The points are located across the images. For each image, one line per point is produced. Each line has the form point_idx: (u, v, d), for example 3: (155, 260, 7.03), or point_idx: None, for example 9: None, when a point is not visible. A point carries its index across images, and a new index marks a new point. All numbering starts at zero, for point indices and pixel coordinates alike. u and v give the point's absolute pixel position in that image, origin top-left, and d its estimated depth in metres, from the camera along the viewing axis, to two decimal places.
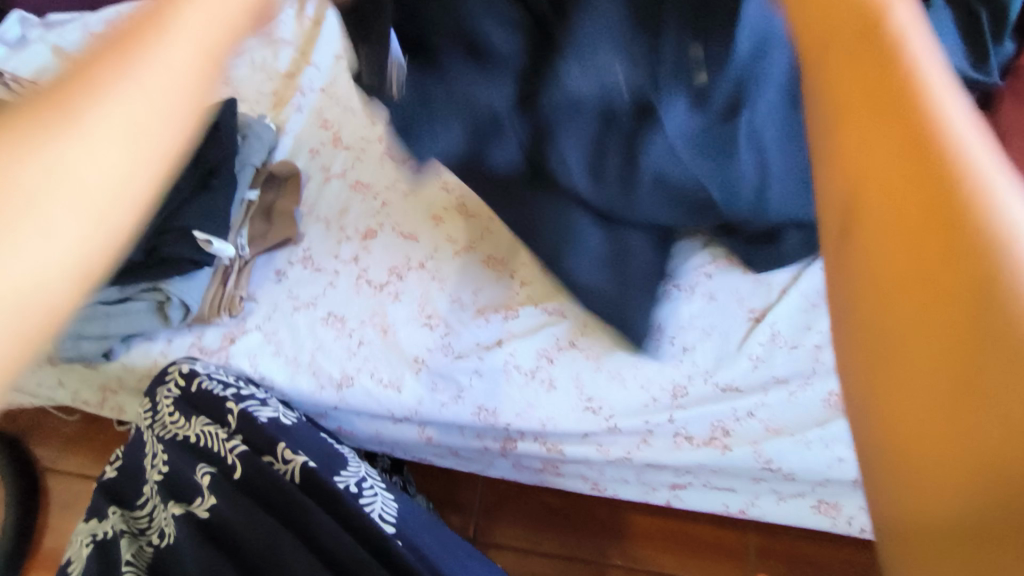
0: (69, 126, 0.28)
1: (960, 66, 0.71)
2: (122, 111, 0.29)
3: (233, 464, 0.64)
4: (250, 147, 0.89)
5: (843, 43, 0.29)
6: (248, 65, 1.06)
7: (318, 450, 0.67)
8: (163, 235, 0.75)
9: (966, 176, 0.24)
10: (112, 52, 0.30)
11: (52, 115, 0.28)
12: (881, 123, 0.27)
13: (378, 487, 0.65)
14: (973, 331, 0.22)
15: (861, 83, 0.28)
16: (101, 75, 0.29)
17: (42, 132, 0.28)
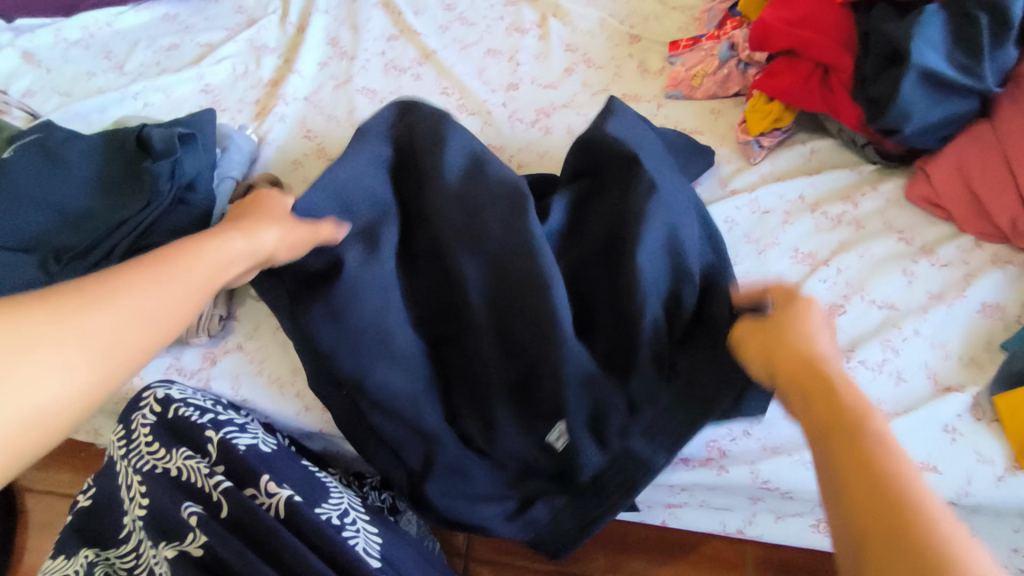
0: (81, 307, 0.41)
1: (958, 73, 0.70)
2: (122, 302, 0.42)
3: (218, 502, 0.61)
4: (230, 158, 0.87)
5: (799, 374, 0.43)
6: (228, 71, 1.03)
7: (301, 480, 0.65)
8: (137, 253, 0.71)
9: (857, 407, 0.39)
10: (155, 260, 0.47)
11: (72, 303, 0.41)
12: (804, 374, 0.43)
13: (360, 520, 0.64)
14: (886, 525, 0.33)
15: (786, 355, 0.45)
16: (115, 284, 0.43)
17: (79, 307, 0.41)
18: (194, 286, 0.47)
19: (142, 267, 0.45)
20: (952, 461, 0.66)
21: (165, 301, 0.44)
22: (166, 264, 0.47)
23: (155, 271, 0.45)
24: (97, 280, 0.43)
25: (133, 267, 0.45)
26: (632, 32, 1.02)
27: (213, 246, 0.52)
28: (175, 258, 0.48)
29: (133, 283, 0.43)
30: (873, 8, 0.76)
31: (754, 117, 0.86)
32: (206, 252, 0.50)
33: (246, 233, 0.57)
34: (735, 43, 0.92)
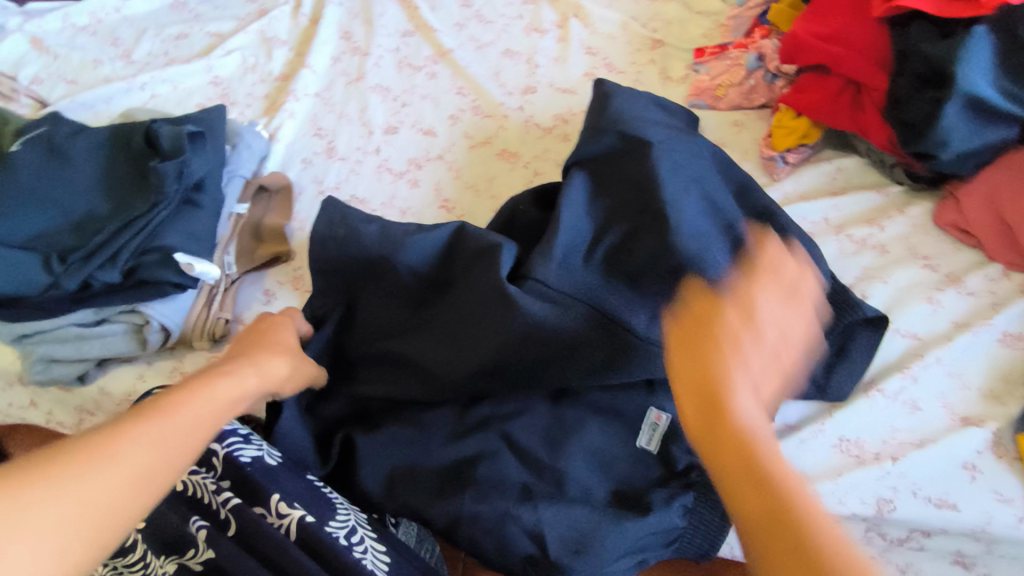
0: (96, 458, 0.35)
1: (1003, 97, 0.67)
2: (131, 453, 0.37)
3: (225, 518, 0.60)
4: (240, 157, 0.84)
5: (733, 466, 0.37)
6: (238, 63, 1.01)
7: (309, 499, 0.63)
8: (142, 256, 0.70)
9: (816, 533, 0.34)
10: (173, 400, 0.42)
11: (81, 456, 0.35)
12: (778, 536, 0.34)
13: (368, 540, 0.62)
14: None
15: (747, 490, 0.36)
16: (128, 431, 0.38)
17: (81, 464, 0.35)
18: (194, 430, 0.41)
19: (145, 409, 0.40)
20: (971, 501, 0.64)
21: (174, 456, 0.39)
22: (185, 404, 0.43)
23: (161, 411, 0.40)
24: (107, 426, 0.38)
25: (138, 412, 0.40)
26: (655, 37, 0.99)
27: (217, 387, 0.47)
28: (176, 400, 0.42)
29: (141, 435, 0.38)
30: (910, 26, 0.72)
31: (778, 132, 0.83)
32: (208, 390, 0.46)
33: (241, 372, 0.52)
34: (763, 54, 0.89)
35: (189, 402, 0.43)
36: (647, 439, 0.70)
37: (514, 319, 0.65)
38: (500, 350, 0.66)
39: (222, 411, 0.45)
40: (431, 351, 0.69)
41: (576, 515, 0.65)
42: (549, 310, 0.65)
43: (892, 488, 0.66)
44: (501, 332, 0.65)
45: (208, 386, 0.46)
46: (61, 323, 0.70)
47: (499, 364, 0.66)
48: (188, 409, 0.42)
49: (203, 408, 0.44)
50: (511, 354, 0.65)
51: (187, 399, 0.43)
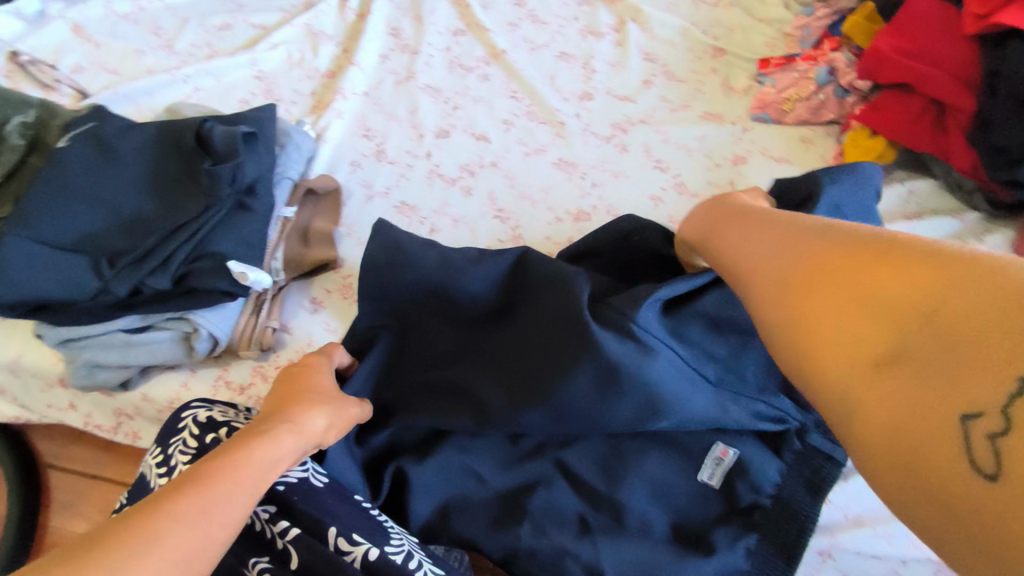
0: (148, 539, 0.36)
1: None
2: (187, 527, 0.38)
3: (285, 551, 0.56)
4: (289, 158, 0.81)
5: (773, 290, 0.41)
6: (284, 57, 0.98)
7: (364, 524, 0.60)
8: (195, 262, 0.68)
9: (893, 296, 0.34)
10: (218, 464, 0.43)
11: (131, 540, 0.36)
12: (876, 392, 0.33)
13: (426, 564, 0.59)
14: (941, 440, 0.30)
15: (845, 348, 0.36)
16: (176, 507, 0.38)
17: (135, 546, 0.36)
18: (235, 511, 0.41)
19: (191, 488, 0.40)
20: None
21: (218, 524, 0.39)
22: (234, 469, 0.43)
23: (202, 498, 0.40)
24: (149, 507, 0.38)
25: (181, 494, 0.39)
26: (717, 44, 0.95)
27: (258, 453, 0.46)
28: (217, 479, 0.42)
29: (190, 507, 0.39)
30: (1005, 46, 0.68)
31: (851, 151, 0.80)
32: (248, 461, 0.44)
33: (278, 430, 0.50)
34: (834, 67, 0.85)
35: (239, 465, 0.44)
36: (709, 473, 0.64)
37: (585, 362, 0.57)
38: (567, 398, 0.58)
39: (270, 470, 0.46)
40: (493, 386, 0.63)
41: (635, 552, 0.61)
42: (631, 354, 0.56)
43: None
44: (571, 376, 0.57)
45: (242, 460, 0.44)
46: (109, 327, 0.67)
47: (560, 412, 0.58)
48: (237, 474, 0.43)
49: (250, 470, 0.44)
50: (581, 404, 0.57)
51: (236, 463, 0.44)
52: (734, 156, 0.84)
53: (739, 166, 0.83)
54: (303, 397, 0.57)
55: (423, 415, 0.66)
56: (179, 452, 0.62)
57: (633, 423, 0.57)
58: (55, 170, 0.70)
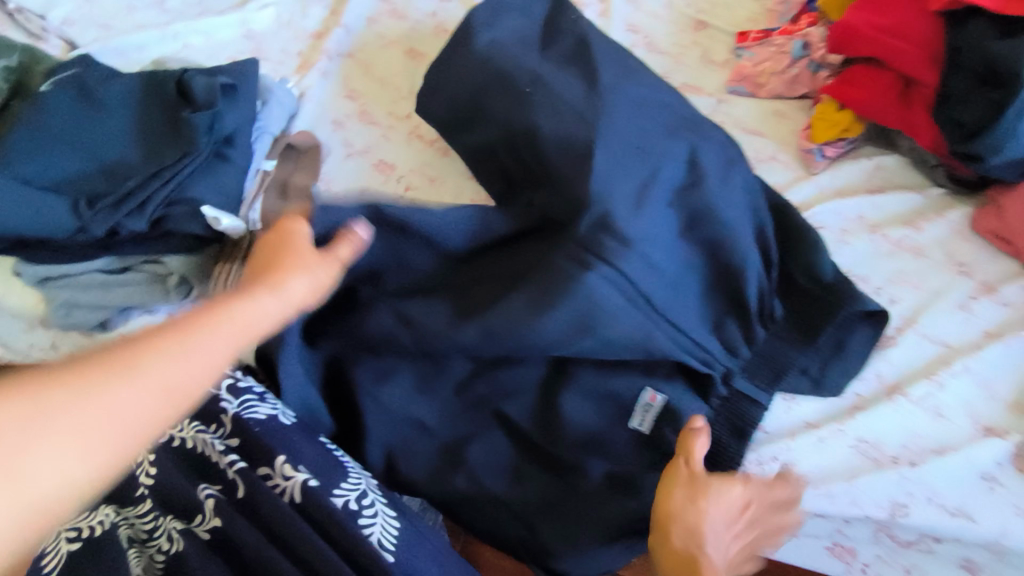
0: (122, 375, 0.38)
1: None
2: (158, 371, 0.39)
3: (234, 481, 0.62)
4: (270, 114, 0.84)
5: None
6: (272, 18, 0.99)
7: (319, 464, 0.64)
8: (170, 207, 0.70)
9: None
10: (205, 317, 0.44)
11: (104, 373, 0.38)
12: None
13: (378, 505, 0.63)
14: None
15: None
16: (155, 348, 0.40)
17: (106, 380, 0.37)
18: (203, 370, 0.41)
19: (163, 346, 0.40)
20: (987, 512, 0.63)
21: (193, 371, 0.41)
22: (219, 321, 0.44)
23: (171, 353, 0.40)
24: (125, 348, 0.39)
25: (153, 349, 0.40)
26: (702, 18, 0.96)
27: (239, 310, 0.46)
28: (192, 338, 0.42)
29: (162, 353, 0.40)
30: (968, 23, 0.70)
31: (819, 125, 0.81)
32: (226, 322, 0.45)
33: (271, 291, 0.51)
34: (809, 42, 0.87)
35: (222, 320, 0.44)
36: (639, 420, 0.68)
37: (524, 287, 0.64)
38: (500, 317, 0.64)
39: (253, 330, 0.46)
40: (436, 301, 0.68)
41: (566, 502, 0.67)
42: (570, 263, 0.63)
43: (907, 493, 0.65)
44: (512, 293, 0.65)
45: (222, 316, 0.45)
46: (87, 268, 0.71)
47: (496, 331, 0.64)
48: (222, 329, 0.44)
49: (231, 326, 0.45)
50: (514, 317, 0.64)
51: (219, 318, 0.44)
52: None
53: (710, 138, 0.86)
54: (288, 260, 0.56)
55: (365, 330, 0.70)
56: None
57: (566, 338, 0.64)
58: (36, 113, 0.72)
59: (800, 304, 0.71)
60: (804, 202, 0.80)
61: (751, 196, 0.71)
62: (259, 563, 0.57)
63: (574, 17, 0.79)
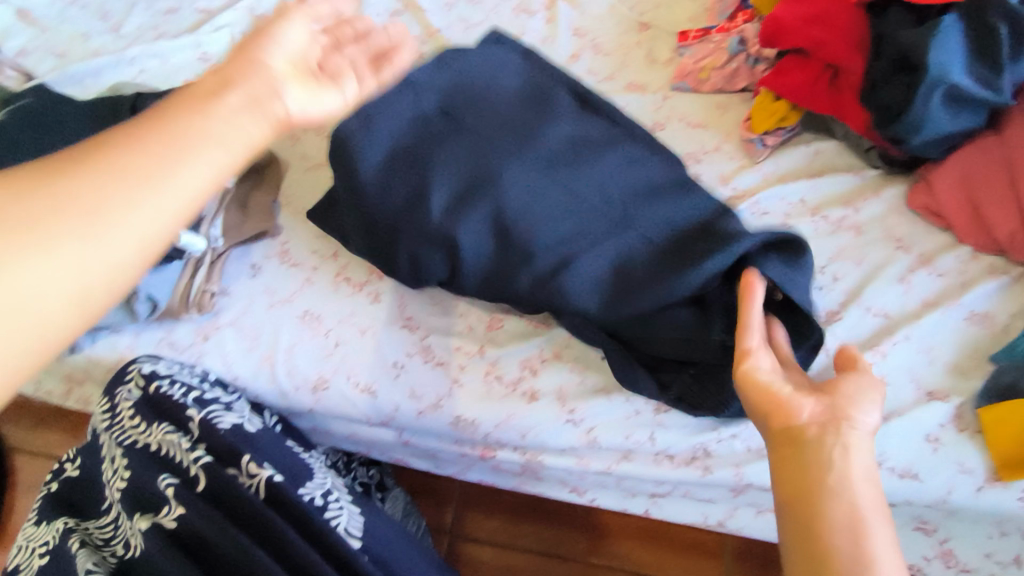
0: (88, 226, 0.39)
1: (972, 82, 0.70)
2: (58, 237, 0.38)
3: (195, 476, 0.64)
4: None
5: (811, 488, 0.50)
6: (227, 39, 1.01)
7: (282, 463, 0.67)
8: None
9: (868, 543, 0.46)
10: (99, 154, 0.41)
11: (73, 205, 0.39)
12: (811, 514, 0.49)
13: (344, 500, 0.67)
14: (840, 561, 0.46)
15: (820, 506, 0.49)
16: (90, 184, 0.40)
17: (66, 218, 0.39)
18: (145, 239, 0.41)
19: (27, 242, 0.37)
20: (933, 471, 0.67)
21: (84, 232, 0.39)
22: (127, 155, 0.41)
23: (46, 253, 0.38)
24: (69, 179, 0.40)
25: (18, 254, 0.37)
26: (643, 19, 1.00)
27: (187, 149, 0.43)
28: (70, 195, 0.39)
29: (65, 228, 0.38)
30: (888, 11, 0.76)
31: (758, 115, 0.85)
32: (171, 174, 0.42)
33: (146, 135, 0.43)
34: (744, 37, 0.91)
35: (128, 148, 0.42)
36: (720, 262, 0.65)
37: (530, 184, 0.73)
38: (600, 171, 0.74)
39: (189, 198, 0.43)
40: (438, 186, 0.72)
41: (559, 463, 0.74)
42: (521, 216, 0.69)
43: None
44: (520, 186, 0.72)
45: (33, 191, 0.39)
46: None
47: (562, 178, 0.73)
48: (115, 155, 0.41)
49: (128, 150, 0.42)
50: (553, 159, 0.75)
51: (163, 154, 0.42)
52: (654, 123, 0.90)
53: (658, 132, 0.89)
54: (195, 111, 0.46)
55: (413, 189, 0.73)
56: (125, 397, 0.71)
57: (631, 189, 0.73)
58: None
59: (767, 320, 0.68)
60: (746, 190, 0.84)
61: (674, 179, 0.75)
62: (229, 545, 0.59)
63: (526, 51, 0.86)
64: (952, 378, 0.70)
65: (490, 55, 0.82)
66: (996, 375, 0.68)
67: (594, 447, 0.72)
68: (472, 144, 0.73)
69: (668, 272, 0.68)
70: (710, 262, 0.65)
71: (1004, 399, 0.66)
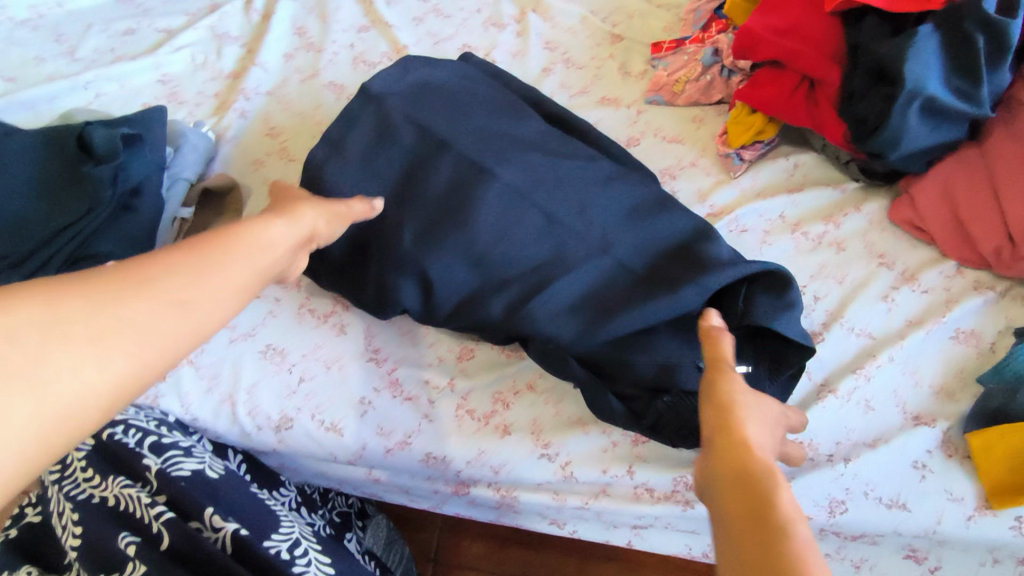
0: (122, 310, 0.35)
1: (951, 94, 0.67)
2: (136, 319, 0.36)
3: (158, 532, 0.60)
4: (184, 159, 0.82)
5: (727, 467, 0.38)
6: (187, 60, 0.98)
7: (247, 514, 0.64)
8: (75, 264, 0.68)
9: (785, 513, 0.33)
10: (186, 253, 0.40)
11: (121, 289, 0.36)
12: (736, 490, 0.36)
13: (312, 552, 0.63)
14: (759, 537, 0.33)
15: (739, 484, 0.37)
16: (145, 276, 0.37)
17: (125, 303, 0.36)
18: (147, 356, 0.36)
19: (92, 331, 0.34)
20: (921, 501, 0.64)
21: (152, 331, 0.36)
22: (212, 258, 0.40)
23: (72, 357, 0.33)
24: (130, 267, 0.38)
25: (69, 343, 0.33)
26: (617, 31, 0.98)
27: (231, 257, 0.42)
28: (124, 300, 0.36)
29: (136, 308, 0.36)
30: (863, 20, 0.72)
31: (734, 128, 0.82)
32: (193, 294, 0.38)
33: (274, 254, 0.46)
34: (719, 48, 0.88)
35: (239, 255, 0.42)
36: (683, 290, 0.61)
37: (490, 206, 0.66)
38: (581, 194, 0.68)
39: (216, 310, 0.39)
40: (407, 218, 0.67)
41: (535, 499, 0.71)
42: (484, 242, 0.66)
43: (845, 489, 0.65)
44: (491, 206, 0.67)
45: (192, 277, 0.39)
46: None
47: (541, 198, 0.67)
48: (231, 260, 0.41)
49: (195, 261, 0.40)
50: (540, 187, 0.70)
51: (217, 258, 0.41)
52: (628, 138, 0.87)
53: (632, 147, 0.86)
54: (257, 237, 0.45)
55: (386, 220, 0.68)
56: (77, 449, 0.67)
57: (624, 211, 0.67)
58: None
59: (759, 347, 0.63)
60: (724, 206, 0.81)
61: (656, 191, 0.71)
62: None
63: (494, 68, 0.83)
64: (939, 402, 0.68)
65: (464, 71, 0.78)
66: (982, 399, 0.65)
67: (570, 481, 0.69)
68: (446, 164, 0.68)
69: (643, 292, 0.63)
70: (686, 293, 0.61)
71: (990, 425, 0.64)
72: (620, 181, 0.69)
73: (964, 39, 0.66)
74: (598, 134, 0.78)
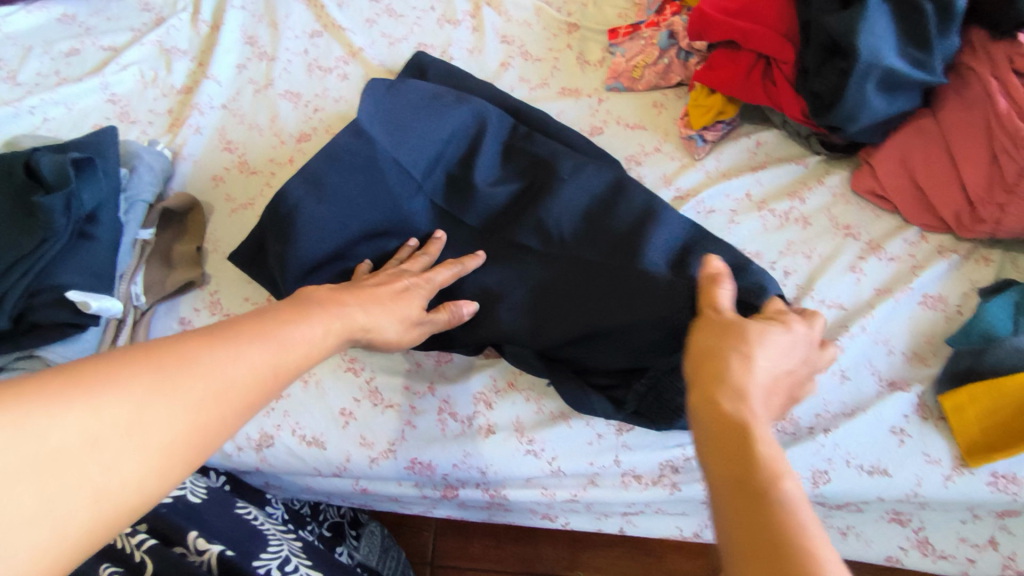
0: (190, 387, 0.36)
1: (905, 64, 0.68)
2: (201, 399, 0.36)
3: (141, 561, 0.57)
4: (141, 180, 0.80)
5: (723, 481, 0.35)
6: (135, 77, 0.95)
7: (232, 535, 0.62)
8: (34, 296, 0.66)
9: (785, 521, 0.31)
10: (246, 331, 0.41)
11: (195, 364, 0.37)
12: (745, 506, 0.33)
13: (302, 566, 0.63)
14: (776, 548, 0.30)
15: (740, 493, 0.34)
16: (215, 351, 0.38)
17: (191, 384, 0.36)
18: (198, 438, 0.36)
19: (169, 403, 0.35)
20: (902, 464, 0.65)
21: (205, 417, 0.36)
22: (272, 336, 0.42)
23: (119, 431, 0.33)
24: (206, 342, 0.38)
25: (140, 417, 0.34)
26: (572, 20, 0.97)
27: (292, 334, 0.43)
28: (196, 374, 0.37)
29: (203, 388, 0.36)
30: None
31: (694, 111, 0.83)
32: (223, 369, 0.38)
33: (318, 327, 0.45)
34: (674, 30, 0.87)
35: (294, 331, 0.43)
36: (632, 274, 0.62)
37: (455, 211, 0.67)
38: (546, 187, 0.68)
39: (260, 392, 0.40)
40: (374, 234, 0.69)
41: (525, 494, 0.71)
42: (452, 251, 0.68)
43: (827, 459, 0.66)
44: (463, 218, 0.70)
45: (230, 357, 0.38)
46: None
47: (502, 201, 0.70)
48: (291, 342, 0.43)
49: (258, 350, 0.40)
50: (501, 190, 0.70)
51: (269, 332, 0.42)
52: (591, 128, 0.87)
53: (595, 136, 0.86)
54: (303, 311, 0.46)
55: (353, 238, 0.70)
56: None
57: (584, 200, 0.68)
58: None
59: None
60: (691, 189, 0.81)
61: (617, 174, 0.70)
62: None
63: (447, 68, 0.82)
64: (912, 367, 0.69)
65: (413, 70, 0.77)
66: (952, 361, 0.67)
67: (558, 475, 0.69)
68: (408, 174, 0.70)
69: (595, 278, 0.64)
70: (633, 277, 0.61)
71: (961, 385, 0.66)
72: (582, 170, 0.69)
73: (914, 7, 0.67)
74: (556, 124, 0.78)
